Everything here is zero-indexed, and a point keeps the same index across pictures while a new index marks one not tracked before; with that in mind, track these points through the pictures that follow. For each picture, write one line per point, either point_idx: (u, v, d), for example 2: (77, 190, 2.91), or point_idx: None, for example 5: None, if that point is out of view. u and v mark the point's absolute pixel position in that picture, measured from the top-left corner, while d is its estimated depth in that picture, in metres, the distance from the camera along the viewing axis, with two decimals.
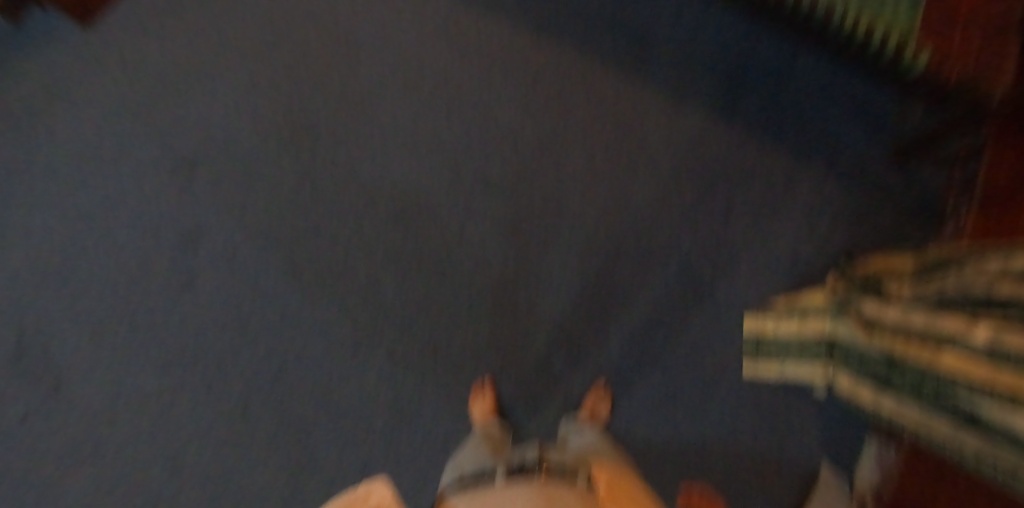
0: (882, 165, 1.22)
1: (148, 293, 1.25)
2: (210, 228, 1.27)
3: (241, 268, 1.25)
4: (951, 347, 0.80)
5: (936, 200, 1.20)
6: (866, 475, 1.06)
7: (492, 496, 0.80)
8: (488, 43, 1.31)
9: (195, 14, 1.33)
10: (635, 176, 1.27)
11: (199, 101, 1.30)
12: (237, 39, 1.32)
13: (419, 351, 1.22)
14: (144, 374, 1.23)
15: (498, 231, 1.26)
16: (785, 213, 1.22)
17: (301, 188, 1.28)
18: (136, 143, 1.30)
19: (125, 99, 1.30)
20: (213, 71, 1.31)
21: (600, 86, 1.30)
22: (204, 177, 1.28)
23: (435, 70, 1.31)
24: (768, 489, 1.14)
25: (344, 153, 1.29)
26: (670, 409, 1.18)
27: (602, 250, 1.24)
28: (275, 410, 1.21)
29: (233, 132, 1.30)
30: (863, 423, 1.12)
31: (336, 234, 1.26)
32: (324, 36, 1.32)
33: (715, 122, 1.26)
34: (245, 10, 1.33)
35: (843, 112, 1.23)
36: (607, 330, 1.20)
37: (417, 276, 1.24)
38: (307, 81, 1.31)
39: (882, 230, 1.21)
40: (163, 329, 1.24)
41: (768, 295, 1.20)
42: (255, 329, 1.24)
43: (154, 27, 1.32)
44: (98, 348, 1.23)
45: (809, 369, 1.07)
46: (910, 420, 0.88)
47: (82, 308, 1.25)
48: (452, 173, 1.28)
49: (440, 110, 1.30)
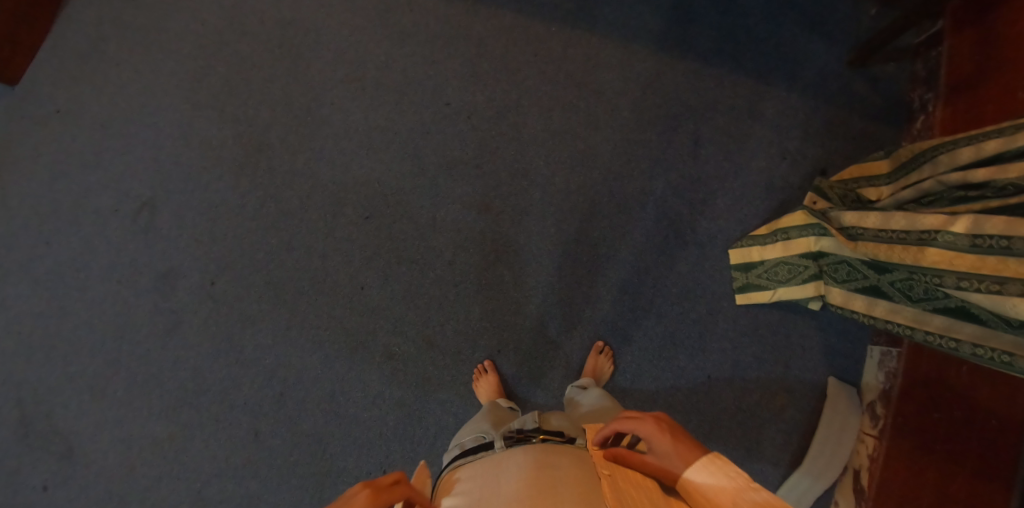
0: (835, 76, 1.24)
1: (134, 341, 1.21)
2: (183, 264, 1.22)
3: (224, 298, 1.21)
4: (932, 243, 0.84)
5: (891, 101, 1.23)
6: (873, 375, 1.14)
7: (489, 465, 0.75)
8: (428, 22, 1.28)
9: (122, 47, 1.27)
10: (599, 127, 1.24)
11: (146, 137, 1.25)
12: (172, 66, 1.27)
13: (420, 344, 1.20)
14: (148, 424, 1.19)
15: (473, 209, 1.23)
16: (750, 139, 1.23)
17: (267, 206, 1.23)
18: (89, 192, 1.24)
19: (70, 148, 1.25)
20: (154, 103, 1.26)
21: (550, 43, 1.26)
22: (168, 213, 1.24)
23: (379, 58, 1.27)
24: (778, 407, 1.17)
25: (303, 162, 1.25)
26: (673, 351, 1.19)
27: (580, 208, 1.22)
28: (284, 433, 1.18)
29: (186, 161, 1.25)
30: (855, 326, 1.17)
31: (312, 245, 1.22)
32: (259, 44, 1.28)
33: (670, 60, 1.25)
34: (175, 35, 1.28)
35: (789, 32, 1.25)
36: (599, 287, 1.20)
37: (401, 271, 1.22)
38: (250, 93, 1.27)
39: (848, 137, 1.23)
40: (158, 374, 1.20)
41: (751, 222, 1.21)
42: (250, 355, 1.20)
43: (82, 69, 1.27)
44: (95, 406, 1.19)
45: (800, 287, 1.10)
46: (900, 315, 0.93)
47: (69, 371, 1.20)
48: (416, 160, 1.24)
49: (393, 98, 1.26)
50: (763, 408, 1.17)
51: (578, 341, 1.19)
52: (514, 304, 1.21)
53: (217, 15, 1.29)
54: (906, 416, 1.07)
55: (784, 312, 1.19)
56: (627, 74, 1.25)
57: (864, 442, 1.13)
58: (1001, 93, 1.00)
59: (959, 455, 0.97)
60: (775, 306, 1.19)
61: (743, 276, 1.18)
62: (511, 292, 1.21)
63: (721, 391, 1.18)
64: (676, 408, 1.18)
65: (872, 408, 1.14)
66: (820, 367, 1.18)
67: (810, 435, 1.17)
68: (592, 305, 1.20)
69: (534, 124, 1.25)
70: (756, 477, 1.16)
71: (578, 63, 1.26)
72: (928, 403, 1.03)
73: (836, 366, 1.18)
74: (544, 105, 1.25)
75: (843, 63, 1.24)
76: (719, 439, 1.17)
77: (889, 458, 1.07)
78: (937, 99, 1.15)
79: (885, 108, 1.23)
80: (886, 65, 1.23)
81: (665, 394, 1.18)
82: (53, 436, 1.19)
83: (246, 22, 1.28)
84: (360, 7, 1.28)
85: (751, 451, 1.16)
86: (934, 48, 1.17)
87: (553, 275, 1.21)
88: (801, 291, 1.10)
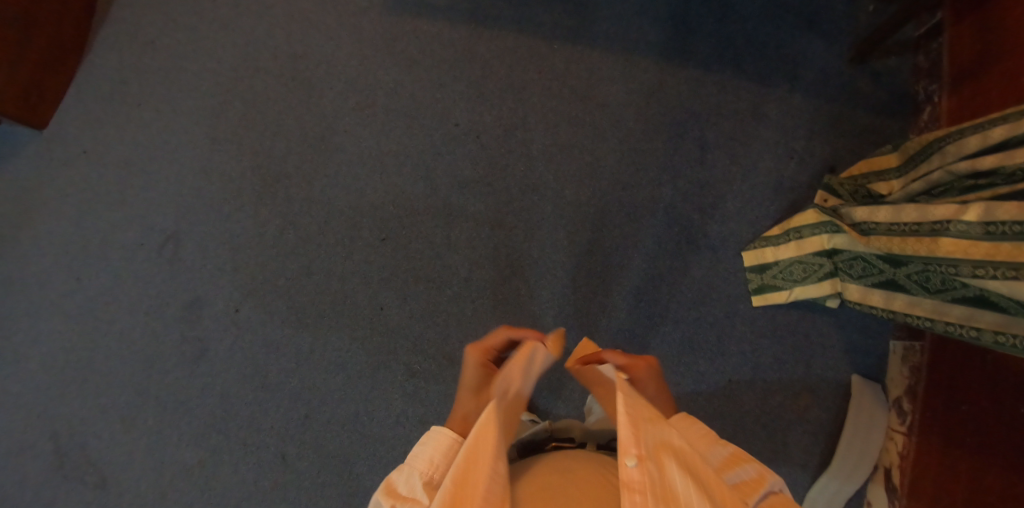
0: (837, 74, 1.25)
1: (163, 371, 1.24)
2: (207, 293, 1.26)
3: (247, 324, 1.24)
4: (946, 233, 0.84)
5: (895, 96, 1.23)
6: (898, 370, 1.13)
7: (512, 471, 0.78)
8: (433, 47, 1.31)
9: (143, 88, 1.33)
10: (604, 138, 1.27)
11: (168, 173, 1.30)
12: (190, 103, 1.32)
13: (441, 361, 1.21)
14: (178, 452, 1.21)
15: (485, 225, 1.25)
16: (756, 142, 1.24)
17: (285, 232, 1.27)
18: (116, 228, 1.29)
19: (97, 187, 1.30)
20: (175, 140, 1.31)
21: (552, 60, 1.30)
22: (191, 244, 1.28)
23: (388, 84, 1.31)
24: (802, 408, 1.16)
25: (318, 188, 1.28)
26: (692, 356, 1.19)
27: (590, 219, 1.24)
28: (311, 454, 1.20)
29: (207, 193, 1.29)
30: (874, 321, 1.17)
31: (330, 268, 1.25)
32: (272, 78, 1.33)
33: (671, 69, 1.28)
34: (191, 74, 1.33)
35: (787, 34, 1.27)
36: (614, 296, 1.21)
37: (417, 290, 1.24)
38: (265, 125, 1.31)
39: (854, 134, 1.23)
40: (187, 401, 1.23)
41: (762, 223, 1.22)
42: (275, 379, 1.22)
43: (106, 111, 1.32)
44: (127, 436, 1.22)
45: (817, 285, 1.11)
46: (920, 307, 0.93)
47: (102, 402, 1.24)
48: (428, 181, 1.27)
49: (402, 121, 1.30)
50: (787, 410, 1.16)
51: None
52: (531, 317, 1.22)
53: (231, 53, 1.34)
54: (934, 409, 1.05)
55: (802, 311, 1.18)
56: (630, 85, 1.28)
57: (894, 439, 1.12)
58: (1005, 79, 1.01)
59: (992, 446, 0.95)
60: (793, 306, 1.19)
61: (758, 278, 1.18)
62: (527, 305, 1.22)
63: (743, 394, 1.17)
64: (698, 413, 1.17)
65: (898, 404, 1.12)
66: (842, 365, 1.17)
67: (837, 435, 1.15)
68: (608, 314, 1.21)
69: (541, 139, 1.27)
70: (785, 480, 1.14)
71: (581, 78, 1.29)
72: (956, 395, 1.02)
73: (859, 362, 1.17)
74: (550, 121, 1.28)
75: (844, 61, 1.26)
76: (744, 442, 1.16)
77: (921, 454, 1.06)
78: (941, 90, 1.15)
79: (890, 102, 1.23)
80: (888, 60, 1.24)
81: (686, 399, 1.18)
82: (87, 467, 1.21)
83: (259, 57, 1.33)
84: (367, 36, 1.33)
85: (777, 453, 1.15)
86: (934, 41, 1.18)
87: (568, 286, 1.22)
88: (818, 290, 1.11)
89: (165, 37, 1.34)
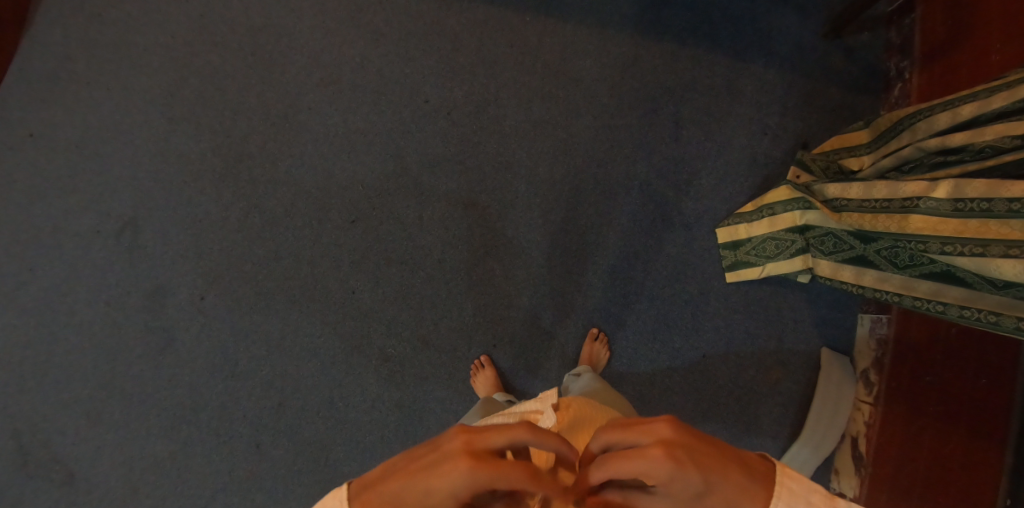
0: (812, 48, 1.24)
1: (128, 362, 1.20)
2: (171, 281, 1.21)
3: (215, 312, 1.21)
4: (916, 209, 0.85)
5: (868, 71, 1.23)
6: (865, 344, 1.16)
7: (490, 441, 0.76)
8: (398, 20, 1.26)
9: (92, 65, 1.25)
10: (579, 114, 1.24)
11: (121, 156, 1.24)
12: (143, 80, 1.25)
13: (416, 345, 1.20)
14: (148, 445, 1.19)
15: (457, 205, 1.23)
16: (731, 117, 1.23)
17: (249, 217, 1.22)
18: (70, 215, 1.22)
19: (47, 171, 1.23)
20: (129, 121, 1.24)
21: (525, 34, 1.25)
22: (151, 231, 1.22)
23: (354, 59, 1.25)
24: (774, 383, 1.19)
25: (282, 170, 1.23)
26: (666, 333, 1.20)
27: (564, 197, 1.22)
28: (287, 441, 1.19)
29: (165, 177, 1.23)
30: (844, 295, 1.19)
31: (298, 253, 1.22)
32: (230, 54, 1.26)
33: (646, 44, 1.25)
34: (143, 49, 1.26)
35: (763, 6, 1.24)
36: (588, 274, 1.21)
37: (390, 273, 1.21)
38: (225, 104, 1.25)
39: (827, 109, 1.23)
40: (155, 392, 1.20)
41: (736, 200, 1.22)
42: (245, 368, 1.20)
43: (51, 90, 1.24)
44: (94, 431, 1.19)
45: (789, 262, 1.12)
46: (889, 283, 0.94)
47: (67, 397, 1.19)
48: (396, 161, 1.23)
49: (368, 99, 1.25)
50: (759, 383, 1.19)
51: (571, 329, 1.20)
52: (506, 298, 1.21)
53: (186, 26, 1.26)
54: (901, 381, 1.08)
55: (774, 287, 1.20)
56: (603, 58, 1.25)
57: (860, 409, 1.15)
58: (978, 57, 1.02)
59: (952, 417, 0.98)
60: (765, 282, 1.20)
61: (731, 254, 1.19)
62: (502, 286, 1.21)
63: (716, 370, 1.19)
64: (673, 389, 1.19)
65: (865, 376, 1.15)
66: (813, 339, 1.19)
67: (806, 406, 1.18)
68: (583, 293, 1.20)
69: (513, 117, 1.24)
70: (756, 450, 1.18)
71: (554, 52, 1.25)
72: (921, 366, 1.05)
73: (828, 336, 1.19)
74: (522, 97, 1.24)
75: (818, 35, 1.24)
76: (718, 416, 1.19)
77: (884, 423, 1.09)
78: (913, 66, 1.16)
79: (862, 78, 1.23)
80: (861, 35, 1.23)
81: (661, 375, 1.19)
82: (53, 463, 1.18)
83: (217, 31, 1.26)
84: (330, 8, 1.26)
85: (749, 426, 1.18)
86: (907, 16, 1.18)
87: (543, 267, 1.21)
88: (790, 265, 1.12)
89: (112, 10, 1.26)
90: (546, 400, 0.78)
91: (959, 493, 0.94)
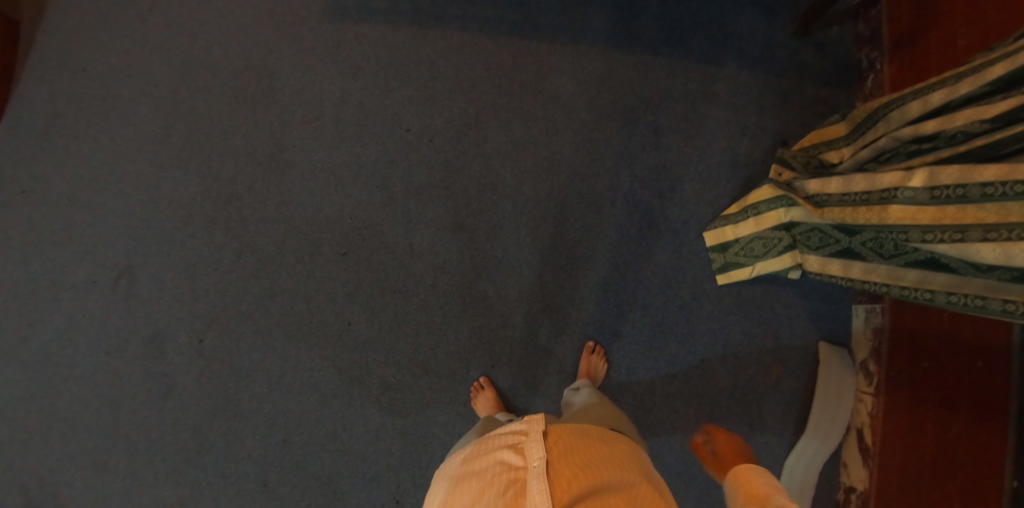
0: (783, 47, 1.26)
1: (130, 410, 1.21)
2: (169, 326, 1.22)
3: (214, 353, 1.22)
4: (894, 200, 0.86)
5: (839, 65, 1.25)
6: (863, 334, 1.16)
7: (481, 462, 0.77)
8: (375, 52, 1.28)
9: (78, 119, 1.27)
10: (559, 129, 1.26)
11: (112, 206, 1.25)
12: (129, 129, 1.27)
13: (415, 371, 1.21)
14: (156, 491, 1.19)
15: (447, 228, 1.24)
16: (709, 121, 1.25)
17: (241, 257, 1.24)
18: (66, 269, 1.24)
19: (40, 227, 1.25)
20: (119, 170, 1.26)
21: (500, 56, 1.28)
22: (146, 278, 1.24)
23: (335, 94, 1.28)
24: (774, 382, 1.19)
25: (270, 207, 1.25)
26: (662, 339, 1.20)
27: (550, 211, 1.24)
28: (293, 476, 1.19)
29: (157, 223, 1.25)
30: (837, 288, 1.19)
31: (293, 288, 1.23)
32: (213, 98, 1.28)
33: (619, 57, 1.27)
34: (128, 100, 1.28)
35: (731, 11, 1.27)
36: (580, 287, 1.22)
37: (384, 301, 1.22)
38: (212, 148, 1.27)
39: (803, 106, 1.25)
40: (158, 437, 1.20)
41: (721, 202, 1.23)
42: (248, 407, 1.20)
43: (41, 147, 1.27)
44: (101, 482, 1.19)
45: (778, 260, 1.12)
46: (876, 273, 0.94)
47: (73, 450, 1.20)
48: (383, 189, 1.25)
49: (351, 132, 1.27)
50: (759, 383, 1.19)
51: (568, 343, 1.20)
52: (501, 317, 1.22)
53: (168, 74, 1.29)
54: (900, 369, 1.08)
55: (766, 285, 1.20)
56: (579, 73, 1.27)
57: (863, 401, 1.15)
58: (944, 44, 1.04)
59: (953, 403, 0.99)
60: (757, 281, 1.20)
61: (721, 256, 1.19)
62: (496, 305, 1.22)
63: (715, 372, 1.19)
64: (674, 395, 1.19)
65: (865, 367, 1.15)
66: (809, 334, 1.19)
67: (809, 402, 1.18)
68: (577, 306, 1.21)
69: (495, 138, 1.26)
70: (763, 450, 1.18)
71: (530, 71, 1.27)
72: (918, 353, 1.06)
73: (824, 329, 1.20)
74: (503, 117, 1.26)
75: (787, 34, 1.26)
76: (721, 419, 1.19)
77: (888, 413, 1.09)
78: (883, 57, 1.18)
79: (835, 72, 1.25)
80: (829, 31, 1.25)
81: (661, 382, 1.20)
82: None
83: (198, 76, 1.28)
84: (307, 46, 1.29)
85: (753, 426, 1.18)
86: (872, 9, 1.20)
87: (535, 283, 1.22)
88: (780, 263, 1.11)
89: (96, 64, 1.29)
90: (532, 424, 0.79)
91: (964, 476, 0.95)
